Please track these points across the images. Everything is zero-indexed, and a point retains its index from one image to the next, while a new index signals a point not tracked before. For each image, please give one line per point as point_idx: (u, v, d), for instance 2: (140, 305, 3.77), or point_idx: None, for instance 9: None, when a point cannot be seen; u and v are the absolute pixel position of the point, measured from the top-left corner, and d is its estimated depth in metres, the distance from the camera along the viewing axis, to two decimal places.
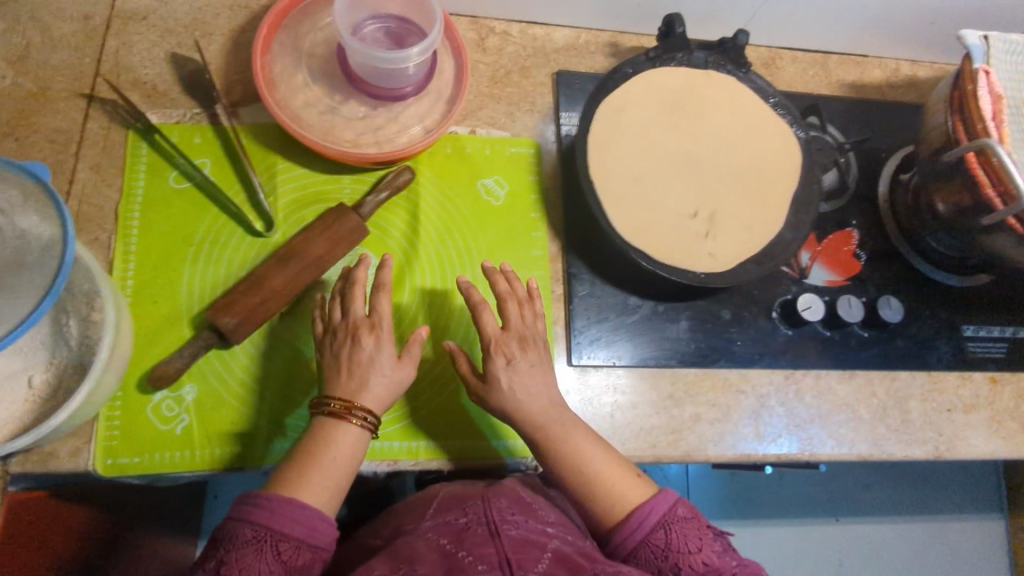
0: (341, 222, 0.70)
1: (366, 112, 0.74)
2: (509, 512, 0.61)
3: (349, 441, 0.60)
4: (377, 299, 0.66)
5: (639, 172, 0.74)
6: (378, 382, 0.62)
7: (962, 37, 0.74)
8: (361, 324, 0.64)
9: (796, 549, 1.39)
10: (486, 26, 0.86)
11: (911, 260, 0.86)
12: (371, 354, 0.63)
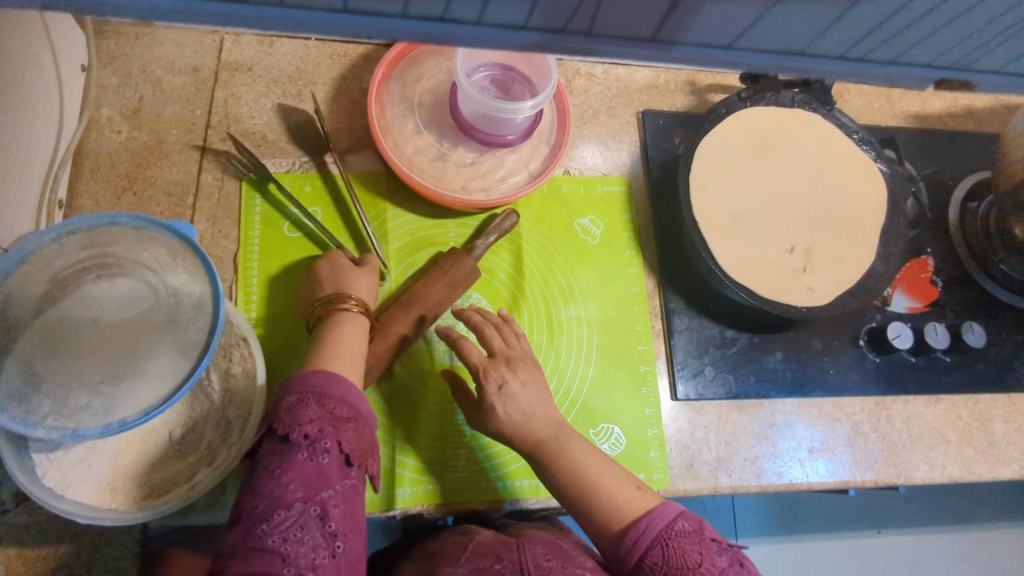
0: (457, 266, 0.72)
1: (474, 159, 0.76)
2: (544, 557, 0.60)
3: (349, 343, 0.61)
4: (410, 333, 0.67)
5: (737, 210, 0.77)
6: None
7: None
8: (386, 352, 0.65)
9: (840, 560, 1.35)
10: (572, 68, 0.89)
11: (984, 286, 0.89)
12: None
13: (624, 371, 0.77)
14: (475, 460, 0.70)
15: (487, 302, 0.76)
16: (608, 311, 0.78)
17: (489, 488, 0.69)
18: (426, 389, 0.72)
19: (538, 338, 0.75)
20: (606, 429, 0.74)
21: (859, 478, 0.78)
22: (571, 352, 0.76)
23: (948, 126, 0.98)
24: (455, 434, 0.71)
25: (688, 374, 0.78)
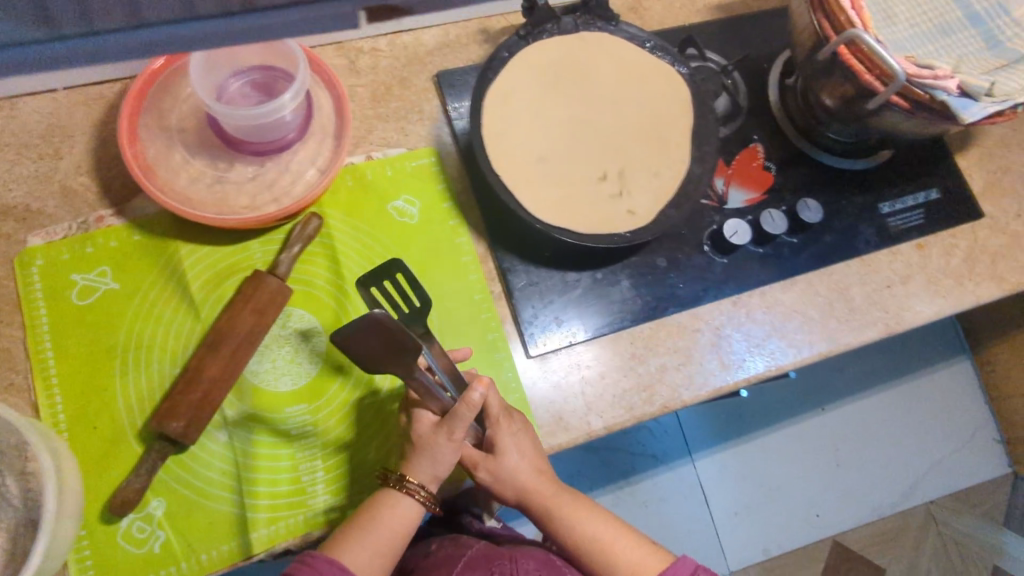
0: (260, 289, 0.68)
1: (255, 171, 0.71)
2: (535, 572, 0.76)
3: (391, 509, 0.65)
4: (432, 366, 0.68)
5: (541, 152, 0.74)
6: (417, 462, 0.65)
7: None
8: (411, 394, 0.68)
9: (802, 438, 1.64)
10: (353, 48, 0.83)
11: (815, 156, 0.88)
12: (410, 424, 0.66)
13: (470, 344, 0.75)
14: (339, 476, 0.68)
15: (311, 315, 0.73)
16: (441, 290, 0.76)
17: (355, 503, 0.68)
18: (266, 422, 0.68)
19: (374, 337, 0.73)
20: None
21: (730, 379, 0.78)
22: None
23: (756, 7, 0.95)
24: (306, 459, 0.68)
25: (538, 328, 0.76)
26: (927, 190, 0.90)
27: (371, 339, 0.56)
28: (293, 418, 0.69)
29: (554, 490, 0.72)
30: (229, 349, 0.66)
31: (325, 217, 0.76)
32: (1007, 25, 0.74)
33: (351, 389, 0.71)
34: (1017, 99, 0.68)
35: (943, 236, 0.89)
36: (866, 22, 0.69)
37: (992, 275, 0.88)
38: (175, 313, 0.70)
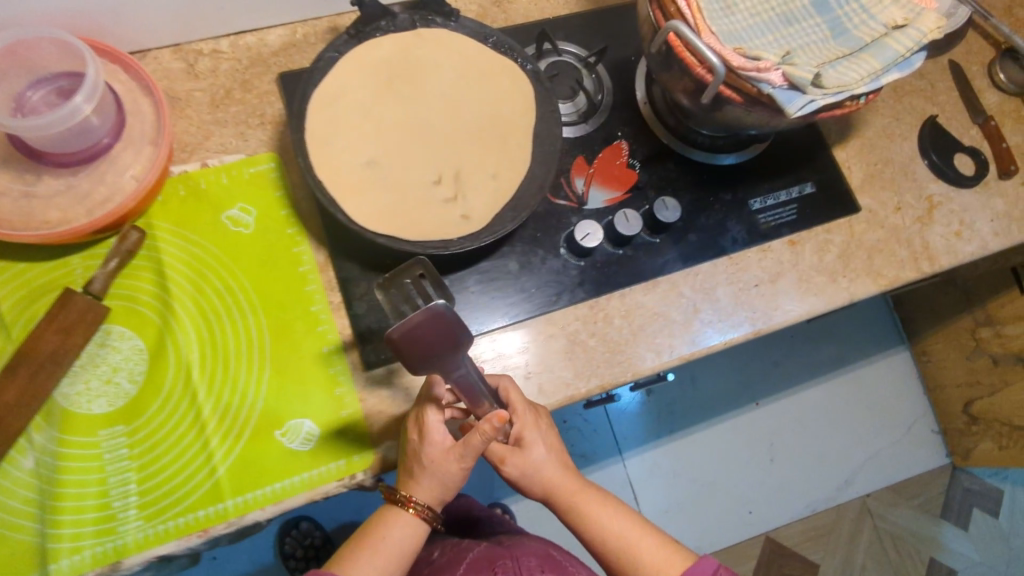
0: (66, 310, 0.66)
1: (68, 183, 0.68)
2: (537, 567, 0.82)
3: (400, 527, 0.68)
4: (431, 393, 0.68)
5: (372, 156, 0.71)
6: (425, 480, 0.67)
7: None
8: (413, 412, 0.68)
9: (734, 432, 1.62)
10: (192, 50, 0.80)
11: (683, 152, 0.85)
12: (417, 446, 0.67)
13: (304, 358, 0.72)
14: (156, 500, 0.66)
15: (132, 332, 0.70)
16: (273, 303, 0.73)
17: (170, 529, 0.66)
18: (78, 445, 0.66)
19: (201, 352, 0.70)
20: (295, 426, 0.70)
21: (582, 387, 0.75)
22: (242, 357, 0.71)
23: None
24: (119, 484, 0.66)
25: (376, 340, 0.73)
26: (800, 185, 0.87)
27: (430, 330, 0.59)
28: (107, 441, 0.67)
29: (573, 490, 0.73)
30: (28, 371, 0.64)
31: (152, 229, 0.73)
32: (854, 12, 0.71)
33: (172, 408, 0.69)
34: (852, 89, 0.66)
35: (818, 232, 0.86)
36: (693, 14, 0.67)
37: (868, 271, 0.86)
38: None
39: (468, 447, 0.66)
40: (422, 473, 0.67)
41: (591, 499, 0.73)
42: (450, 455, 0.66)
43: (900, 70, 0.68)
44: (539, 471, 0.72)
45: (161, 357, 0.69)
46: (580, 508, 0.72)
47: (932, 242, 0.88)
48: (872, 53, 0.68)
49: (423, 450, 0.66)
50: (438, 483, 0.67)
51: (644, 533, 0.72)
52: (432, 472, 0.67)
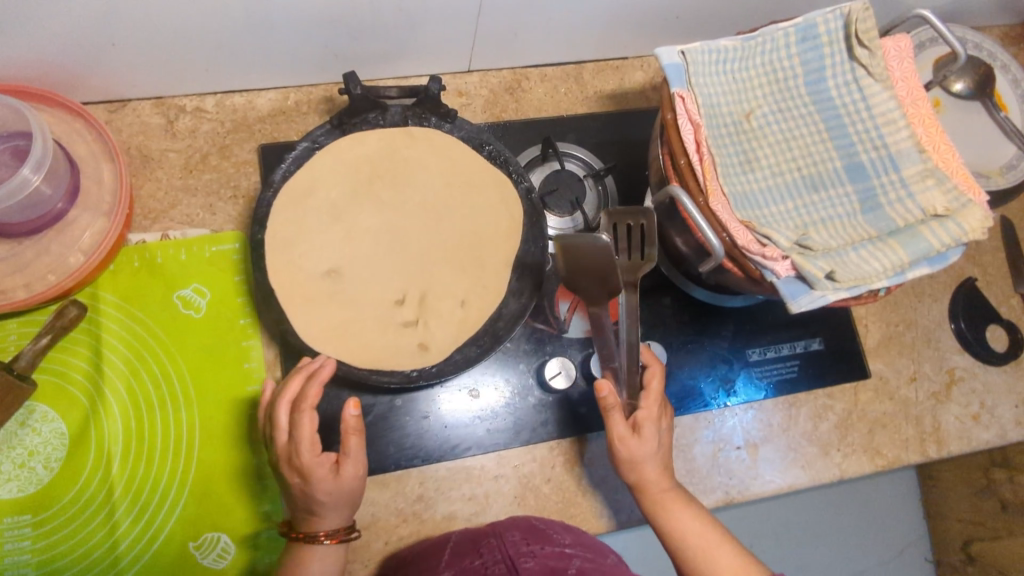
0: None
1: (10, 251, 0.63)
2: (523, 544, 0.61)
3: (320, 560, 0.57)
4: (297, 423, 0.56)
5: (337, 264, 0.65)
6: (325, 509, 0.56)
7: (658, 56, 0.62)
8: (283, 454, 0.56)
9: None
10: (174, 105, 0.75)
11: (682, 287, 0.78)
12: (302, 488, 0.56)
13: (231, 464, 0.66)
14: None
15: (56, 414, 0.65)
16: (211, 400, 0.68)
17: None
18: None
19: (124, 445, 0.65)
20: (211, 539, 0.65)
21: None
22: (167, 455, 0.66)
23: (652, 103, 0.85)
24: None
25: None
26: (807, 339, 0.80)
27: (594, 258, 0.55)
28: (10, 530, 0.62)
29: (664, 485, 0.63)
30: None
31: (97, 301, 0.68)
32: (892, 184, 0.63)
33: (85, 502, 0.64)
34: (870, 284, 0.58)
35: (817, 396, 0.79)
36: (705, 171, 0.59)
37: (866, 447, 0.78)
38: None
39: (355, 457, 0.56)
40: (321, 507, 0.56)
41: (679, 499, 0.63)
42: (346, 474, 0.56)
43: (931, 265, 0.60)
44: (639, 466, 0.62)
45: (81, 445, 0.65)
46: (662, 507, 0.62)
47: (945, 424, 0.80)
48: (902, 241, 0.60)
49: (318, 480, 0.55)
50: (346, 505, 0.57)
51: (722, 543, 0.61)
52: (335, 498, 0.56)
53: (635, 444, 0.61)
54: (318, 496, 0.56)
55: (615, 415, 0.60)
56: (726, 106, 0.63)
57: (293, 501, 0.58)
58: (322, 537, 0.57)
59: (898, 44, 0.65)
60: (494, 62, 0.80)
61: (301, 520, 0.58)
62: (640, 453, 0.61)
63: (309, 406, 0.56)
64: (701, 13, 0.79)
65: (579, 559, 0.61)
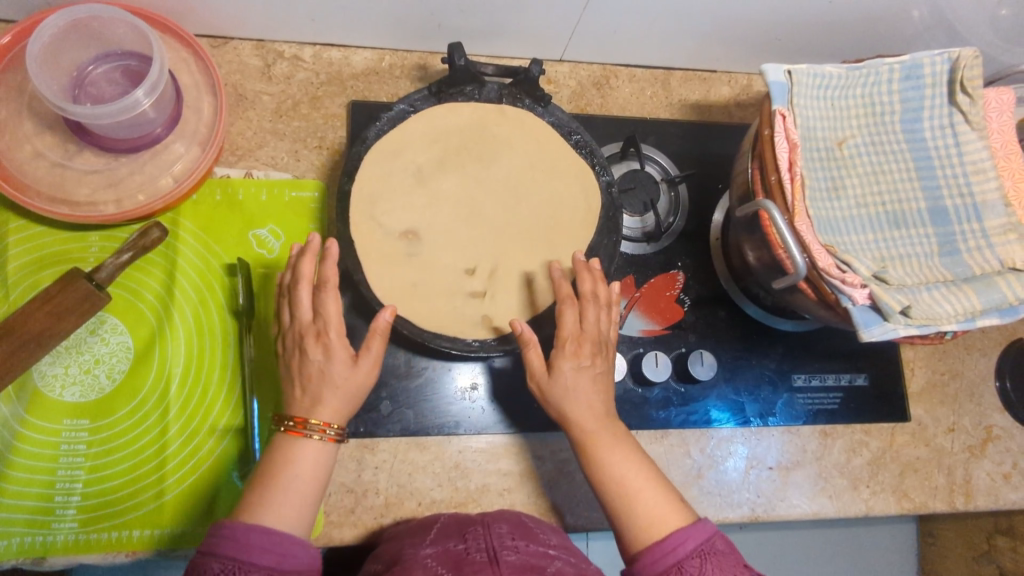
0: (67, 292, 0.60)
1: (104, 166, 0.65)
2: (509, 538, 0.56)
3: (313, 457, 0.54)
4: (296, 294, 0.56)
5: (416, 227, 0.67)
6: (334, 396, 0.54)
7: (765, 73, 0.62)
8: (305, 331, 0.55)
9: None
10: (274, 50, 0.76)
11: (738, 303, 0.79)
12: (320, 367, 0.54)
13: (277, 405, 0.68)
14: (94, 505, 0.63)
15: (125, 328, 0.66)
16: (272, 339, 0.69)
17: (100, 540, 0.62)
18: (39, 430, 0.63)
19: (185, 369, 0.67)
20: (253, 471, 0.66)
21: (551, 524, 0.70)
22: (223, 386, 0.67)
23: (734, 119, 0.86)
24: (66, 478, 0.63)
25: (360, 409, 0.69)
26: (851, 374, 0.81)
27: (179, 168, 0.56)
28: (68, 431, 0.64)
29: (597, 424, 0.58)
30: (8, 346, 0.57)
31: (177, 227, 0.69)
32: (973, 233, 0.63)
33: (143, 417, 0.65)
34: (940, 325, 0.58)
35: (854, 430, 0.80)
36: (795, 191, 0.59)
37: (895, 489, 0.79)
38: None
39: (372, 358, 0.56)
40: (331, 392, 0.54)
41: (604, 441, 0.58)
42: (363, 368, 0.56)
43: (1002, 317, 0.60)
44: (568, 401, 0.58)
45: (145, 363, 0.66)
46: (597, 452, 0.58)
47: (975, 479, 0.81)
48: (976, 288, 0.60)
49: (336, 352, 0.55)
50: (351, 400, 0.55)
51: (649, 486, 0.56)
52: (346, 388, 0.55)
53: (547, 380, 0.59)
54: (334, 377, 0.54)
55: (563, 306, 0.60)
56: (821, 132, 0.64)
57: (298, 380, 0.55)
58: (318, 431, 0.54)
59: (1001, 97, 0.65)
60: (588, 55, 0.81)
61: (301, 410, 0.55)
62: (561, 390, 0.58)
63: (333, 285, 0.56)
64: (800, 36, 0.79)
65: (562, 560, 0.55)
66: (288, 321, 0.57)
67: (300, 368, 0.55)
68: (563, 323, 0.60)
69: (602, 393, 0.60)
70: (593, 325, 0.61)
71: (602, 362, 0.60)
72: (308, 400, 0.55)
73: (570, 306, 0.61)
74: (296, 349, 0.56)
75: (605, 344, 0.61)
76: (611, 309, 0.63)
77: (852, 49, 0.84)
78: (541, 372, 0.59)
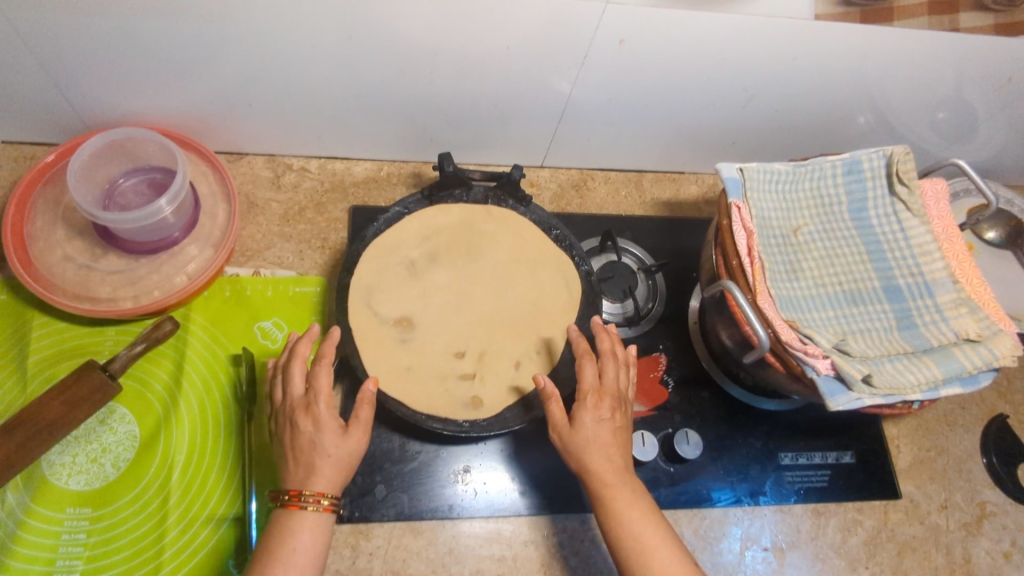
0: (81, 382, 0.63)
1: (125, 266, 0.71)
2: None
3: (310, 529, 0.55)
4: (289, 373, 0.61)
5: (410, 315, 0.72)
6: (327, 465, 0.57)
7: (721, 171, 0.70)
8: (297, 404, 0.59)
9: None
10: (284, 163, 0.85)
11: (721, 384, 0.82)
12: (311, 437, 0.57)
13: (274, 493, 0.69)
14: None
15: (133, 417, 0.70)
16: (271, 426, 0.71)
17: None
18: (41, 520, 0.65)
19: (187, 457, 0.69)
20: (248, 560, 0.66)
21: None
22: (223, 474, 0.69)
23: (702, 213, 0.93)
24: (63, 568, 0.64)
25: (355, 493, 0.71)
26: (838, 452, 0.83)
27: None
28: (70, 520, 0.65)
29: (618, 478, 0.59)
30: (21, 436, 0.60)
31: (188, 321, 0.74)
32: (927, 308, 0.68)
33: (143, 505, 0.67)
34: (904, 394, 0.62)
35: (846, 508, 0.80)
36: (755, 273, 0.65)
37: (894, 568, 0.78)
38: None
39: (361, 427, 0.59)
40: (324, 461, 0.57)
41: (628, 499, 0.59)
42: (353, 437, 0.59)
43: (963, 385, 0.64)
44: (584, 457, 0.60)
45: (149, 451, 0.69)
46: (613, 507, 0.58)
47: (975, 557, 0.80)
48: (935, 359, 0.64)
49: (326, 421, 0.58)
50: (343, 471, 0.58)
51: (669, 550, 0.56)
52: (337, 457, 0.57)
53: (568, 430, 0.61)
54: (325, 447, 0.57)
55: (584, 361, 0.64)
56: (775, 221, 0.71)
57: (291, 453, 0.58)
58: (312, 501, 0.56)
59: (936, 186, 0.72)
60: (566, 161, 0.90)
61: (296, 482, 0.57)
62: (581, 440, 0.60)
63: (328, 360, 0.61)
64: (755, 140, 0.88)
65: None
66: (282, 401, 0.61)
67: (292, 440, 0.58)
68: (583, 377, 0.64)
69: (621, 447, 0.61)
70: (612, 380, 0.64)
71: (621, 416, 0.63)
72: (302, 471, 0.57)
73: (590, 362, 0.65)
74: (288, 423, 0.59)
75: (623, 400, 0.64)
76: (626, 369, 0.68)
77: (805, 150, 0.93)
78: (563, 424, 0.62)
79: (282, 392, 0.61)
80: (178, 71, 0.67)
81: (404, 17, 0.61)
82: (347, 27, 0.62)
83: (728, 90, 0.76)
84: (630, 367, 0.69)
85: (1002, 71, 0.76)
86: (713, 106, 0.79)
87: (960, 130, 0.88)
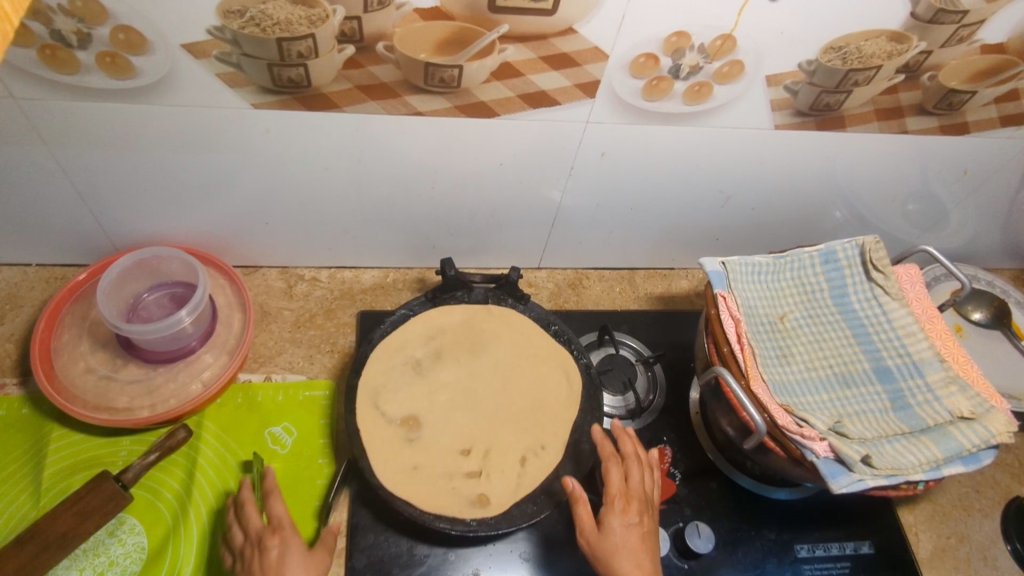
0: (94, 493, 0.64)
1: (143, 375, 0.74)
2: None
3: None
4: (244, 513, 0.64)
5: (416, 414, 0.74)
6: None
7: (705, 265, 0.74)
8: (258, 535, 0.62)
9: None
10: (296, 273, 0.90)
11: (728, 474, 0.82)
12: (279, 555, 0.60)
13: None
14: None
15: (142, 528, 0.70)
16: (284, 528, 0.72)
17: None
18: None
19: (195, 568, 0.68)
20: None
21: None
22: None
23: (695, 306, 0.98)
24: None
25: None
26: (856, 541, 0.81)
27: None
28: None
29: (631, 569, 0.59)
30: (32, 548, 0.61)
31: (201, 429, 0.76)
32: (919, 388, 0.70)
33: None
34: (907, 475, 0.62)
35: None
36: (746, 359, 0.68)
37: None
38: (14, 499, 0.68)
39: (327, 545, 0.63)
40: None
41: None
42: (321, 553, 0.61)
43: (966, 464, 0.64)
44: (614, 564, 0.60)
45: (157, 563, 0.68)
46: None
47: None
48: (934, 438, 0.65)
49: (292, 542, 0.61)
50: None
51: None
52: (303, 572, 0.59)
53: (598, 536, 0.62)
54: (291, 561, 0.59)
55: (611, 465, 0.66)
56: (762, 310, 0.74)
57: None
58: None
59: (910, 271, 0.77)
60: (561, 262, 0.96)
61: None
62: (610, 545, 0.61)
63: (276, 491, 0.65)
64: (737, 236, 0.94)
65: None
66: (242, 539, 0.63)
67: (259, 563, 0.59)
68: (610, 480, 0.65)
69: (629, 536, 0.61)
70: (637, 484, 0.66)
71: (649, 521, 0.64)
72: None
73: (616, 465, 0.67)
74: (253, 552, 0.61)
75: (649, 504, 0.66)
76: (650, 472, 0.69)
77: (786, 243, 0.98)
78: (591, 529, 0.63)
79: (241, 531, 0.63)
80: (204, 195, 0.74)
81: (408, 141, 0.68)
82: (358, 152, 0.69)
83: (706, 192, 0.82)
84: (654, 469, 0.70)
85: (957, 166, 0.83)
86: (694, 207, 0.85)
87: (930, 220, 0.94)
